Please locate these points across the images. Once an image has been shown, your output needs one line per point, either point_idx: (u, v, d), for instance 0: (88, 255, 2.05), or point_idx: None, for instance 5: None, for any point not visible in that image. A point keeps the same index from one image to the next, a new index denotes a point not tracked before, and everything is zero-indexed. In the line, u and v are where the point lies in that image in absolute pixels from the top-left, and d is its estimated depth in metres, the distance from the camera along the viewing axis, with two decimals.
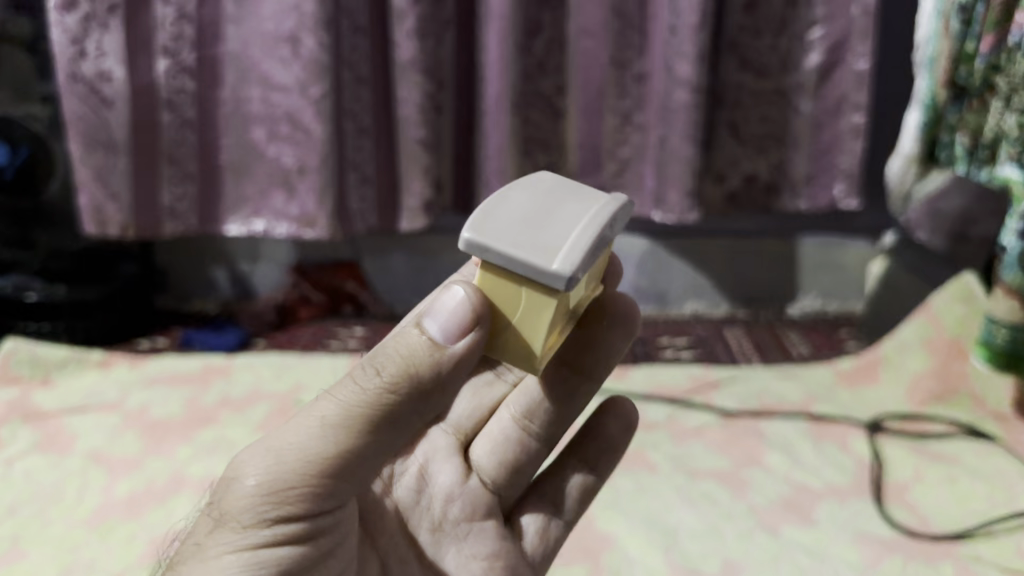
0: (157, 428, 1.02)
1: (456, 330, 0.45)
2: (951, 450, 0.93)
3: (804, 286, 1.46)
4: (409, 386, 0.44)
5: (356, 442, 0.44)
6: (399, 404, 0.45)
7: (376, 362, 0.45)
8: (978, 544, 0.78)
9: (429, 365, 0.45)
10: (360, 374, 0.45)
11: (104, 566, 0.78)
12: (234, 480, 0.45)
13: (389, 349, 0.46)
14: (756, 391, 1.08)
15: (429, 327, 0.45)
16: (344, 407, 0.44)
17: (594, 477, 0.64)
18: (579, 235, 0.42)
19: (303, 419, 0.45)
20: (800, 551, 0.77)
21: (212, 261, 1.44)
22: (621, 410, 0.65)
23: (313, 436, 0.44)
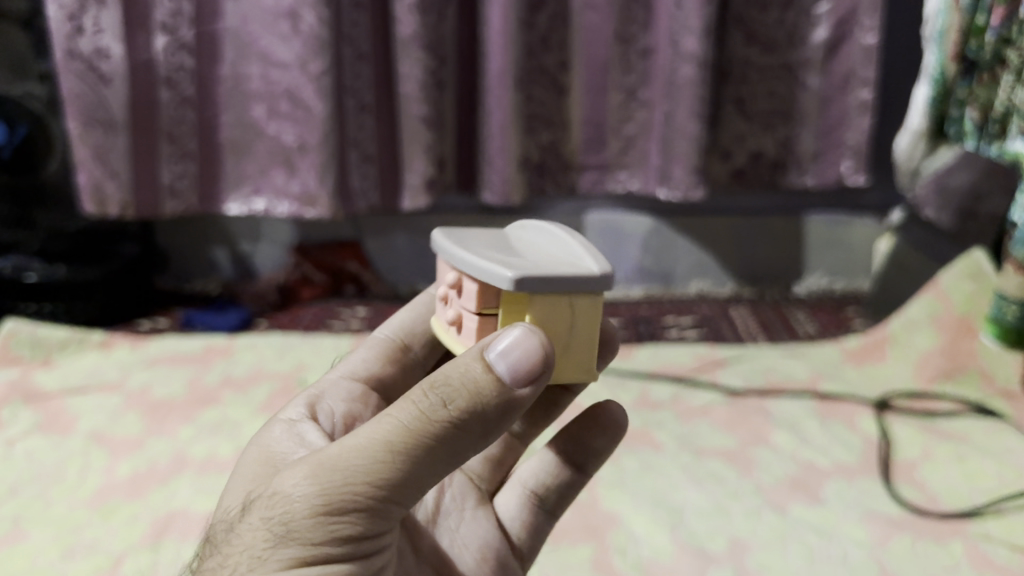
0: (159, 408, 1.01)
1: (526, 369, 0.39)
2: (959, 428, 0.92)
3: (811, 264, 1.44)
4: (476, 423, 0.40)
5: (419, 474, 0.40)
6: (464, 437, 0.40)
7: (440, 389, 0.40)
8: (987, 522, 0.77)
9: (497, 403, 0.40)
10: (421, 399, 0.40)
11: (105, 546, 0.77)
12: (284, 496, 0.39)
13: (451, 375, 0.40)
14: (762, 369, 1.07)
15: (495, 360, 0.40)
16: (409, 438, 0.39)
17: (577, 473, 0.58)
18: (576, 247, 0.46)
19: (359, 439, 0.40)
20: (808, 530, 0.76)
21: (214, 241, 1.43)
22: (613, 416, 0.56)
23: (377, 462, 0.39)
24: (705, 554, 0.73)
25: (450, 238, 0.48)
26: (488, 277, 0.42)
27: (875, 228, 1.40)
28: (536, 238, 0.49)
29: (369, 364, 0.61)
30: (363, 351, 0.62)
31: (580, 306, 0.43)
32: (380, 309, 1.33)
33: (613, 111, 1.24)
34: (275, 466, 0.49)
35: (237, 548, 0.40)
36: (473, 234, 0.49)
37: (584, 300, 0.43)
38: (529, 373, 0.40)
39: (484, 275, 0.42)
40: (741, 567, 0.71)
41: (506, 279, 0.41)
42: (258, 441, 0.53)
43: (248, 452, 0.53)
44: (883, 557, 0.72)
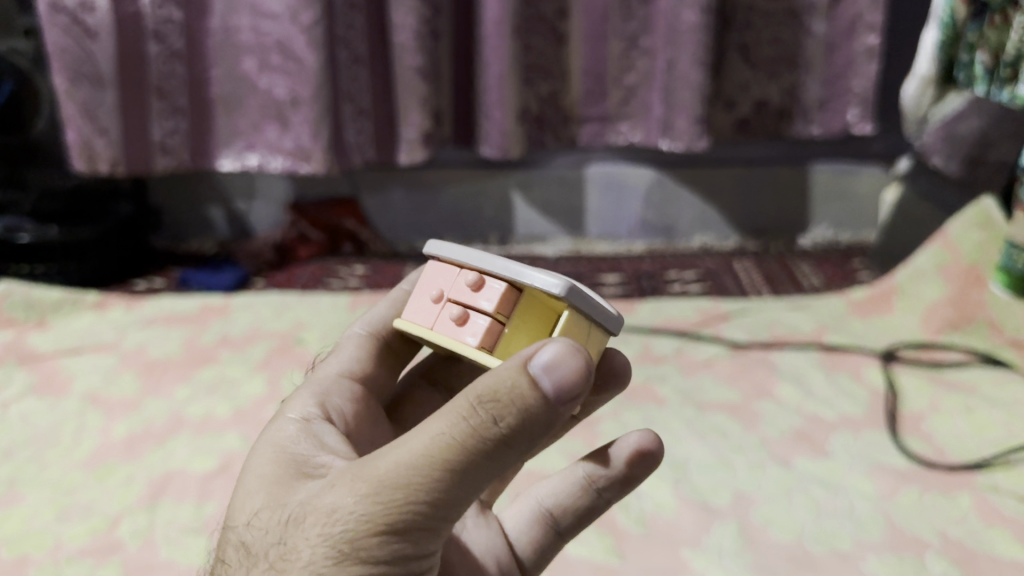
0: (155, 367, 1.00)
1: (571, 386, 0.37)
2: (967, 379, 0.91)
3: (816, 215, 1.41)
4: (525, 437, 0.37)
5: (471, 487, 0.37)
6: (516, 449, 0.37)
7: (489, 405, 0.36)
8: (996, 473, 0.75)
9: (543, 418, 0.37)
10: (470, 414, 0.36)
11: (101, 507, 0.76)
12: (344, 514, 0.37)
13: (497, 389, 0.36)
14: (766, 323, 1.05)
15: (540, 375, 0.37)
16: (464, 456, 0.36)
17: (597, 501, 0.49)
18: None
19: (410, 454, 0.37)
20: (814, 483, 0.74)
21: (208, 199, 1.41)
22: (648, 444, 0.48)
23: (433, 480, 0.36)
24: (708, 509, 0.71)
25: (461, 246, 0.46)
26: (534, 283, 0.41)
27: (882, 177, 1.38)
28: None
29: (360, 361, 0.56)
30: (350, 348, 0.57)
31: (595, 338, 0.45)
32: (378, 267, 1.31)
33: (613, 61, 1.21)
34: (295, 471, 0.43)
35: (293, 566, 0.38)
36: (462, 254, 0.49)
37: (594, 336, 0.45)
38: (575, 388, 0.37)
39: (529, 282, 0.42)
40: (745, 521, 0.70)
41: (560, 287, 0.41)
42: (268, 438, 0.47)
43: (258, 450, 0.46)
44: (890, 509, 0.71)
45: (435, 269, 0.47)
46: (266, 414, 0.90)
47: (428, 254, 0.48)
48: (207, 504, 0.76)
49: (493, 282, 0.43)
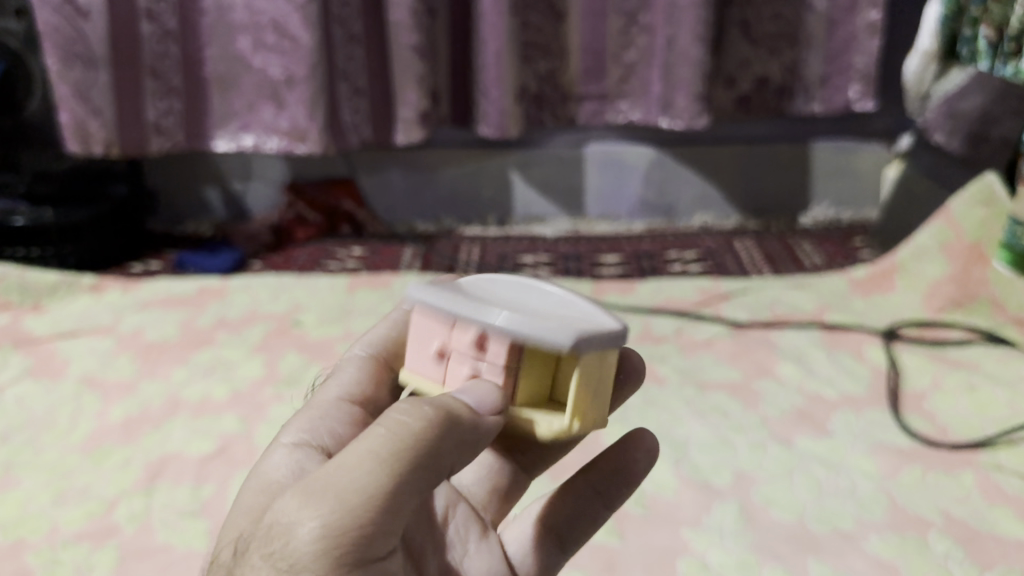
0: (152, 350, 0.99)
1: (489, 398, 0.41)
2: (970, 357, 0.90)
3: (816, 194, 1.40)
4: (451, 434, 0.38)
5: (410, 490, 0.36)
6: (443, 443, 0.37)
7: (406, 408, 0.38)
8: (999, 452, 0.75)
9: (467, 421, 0.39)
10: (390, 418, 0.37)
11: (98, 491, 0.76)
12: (284, 523, 0.35)
13: (417, 406, 0.39)
14: (767, 302, 1.05)
15: (456, 394, 0.40)
16: (396, 443, 0.36)
17: (598, 504, 0.51)
18: (578, 300, 0.45)
19: (340, 458, 0.36)
20: (815, 462, 0.74)
21: (205, 179, 1.40)
22: (645, 444, 0.51)
23: (368, 468, 0.35)
24: (709, 489, 0.71)
25: (444, 298, 0.43)
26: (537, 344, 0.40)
27: (883, 155, 1.37)
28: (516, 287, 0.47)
29: (360, 382, 0.51)
30: (351, 369, 0.52)
31: (610, 361, 0.44)
32: (376, 249, 1.30)
33: (612, 38, 1.20)
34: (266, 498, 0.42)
35: None
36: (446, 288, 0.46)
37: (611, 358, 0.43)
38: None
39: (529, 340, 0.40)
40: (746, 501, 0.69)
41: (564, 341, 0.39)
42: (258, 472, 0.44)
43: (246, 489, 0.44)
44: (892, 488, 0.71)
45: (422, 320, 0.45)
46: (263, 396, 0.89)
47: (411, 300, 0.46)
48: (205, 487, 0.76)
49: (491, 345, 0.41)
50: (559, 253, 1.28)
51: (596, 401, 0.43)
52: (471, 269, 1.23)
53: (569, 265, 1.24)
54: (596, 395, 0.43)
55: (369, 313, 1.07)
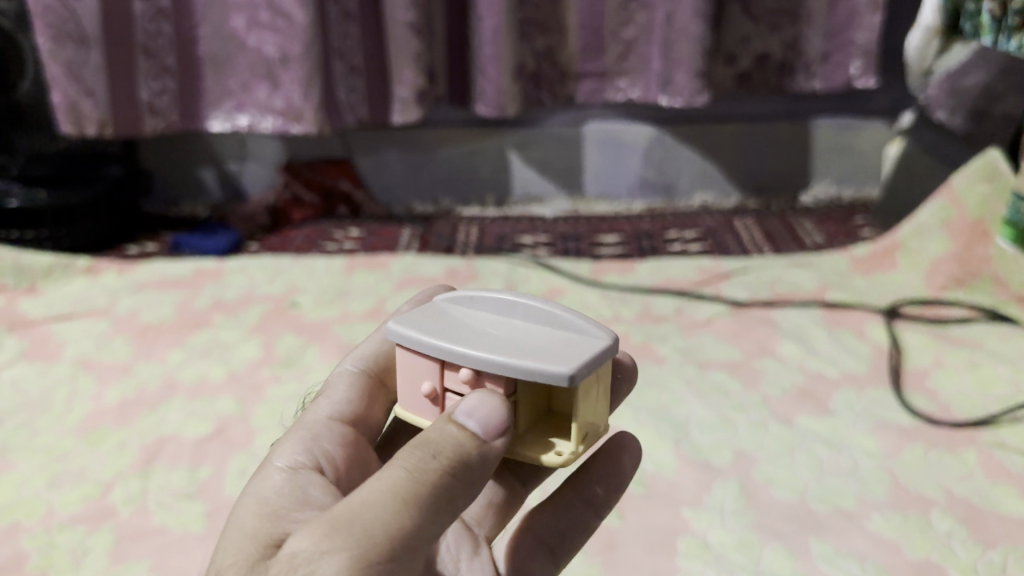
0: (149, 331, 0.98)
1: (497, 423, 0.38)
2: (972, 335, 0.89)
3: (817, 172, 1.39)
4: (466, 475, 0.37)
5: (426, 534, 0.36)
6: (457, 486, 0.37)
7: (424, 445, 0.37)
8: (1002, 430, 0.74)
9: (480, 459, 0.37)
10: (408, 455, 0.36)
11: (93, 474, 0.75)
12: (303, 556, 0.34)
13: (430, 438, 0.37)
14: (767, 281, 1.04)
15: (465, 419, 0.38)
16: (415, 489, 0.35)
17: (587, 510, 0.50)
18: (564, 315, 0.43)
19: (358, 498, 0.35)
20: (816, 441, 0.73)
21: (200, 160, 1.39)
22: (629, 446, 0.51)
23: (389, 514, 0.35)
24: (710, 468, 0.70)
25: (427, 340, 0.41)
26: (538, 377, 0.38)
27: (886, 132, 1.35)
28: (501, 311, 0.45)
29: (351, 402, 0.50)
30: (341, 387, 0.51)
31: (602, 375, 0.42)
32: (373, 229, 1.29)
33: (610, 14, 1.18)
34: (279, 533, 0.39)
35: None
36: (431, 323, 0.43)
37: (604, 375, 0.42)
38: (503, 422, 0.38)
39: (527, 377, 0.38)
40: (747, 480, 0.69)
41: (562, 377, 0.37)
42: (252, 492, 0.42)
43: (240, 503, 0.42)
44: (894, 467, 0.70)
45: (406, 360, 0.43)
46: (260, 378, 0.89)
47: (395, 341, 0.43)
48: (201, 470, 0.75)
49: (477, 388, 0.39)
50: (557, 234, 1.27)
51: (593, 417, 0.42)
52: (469, 250, 1.22)
53: (567, 245, 1.23)
54: (592, 409, 0.42)
55: (366, 294, 1.06)
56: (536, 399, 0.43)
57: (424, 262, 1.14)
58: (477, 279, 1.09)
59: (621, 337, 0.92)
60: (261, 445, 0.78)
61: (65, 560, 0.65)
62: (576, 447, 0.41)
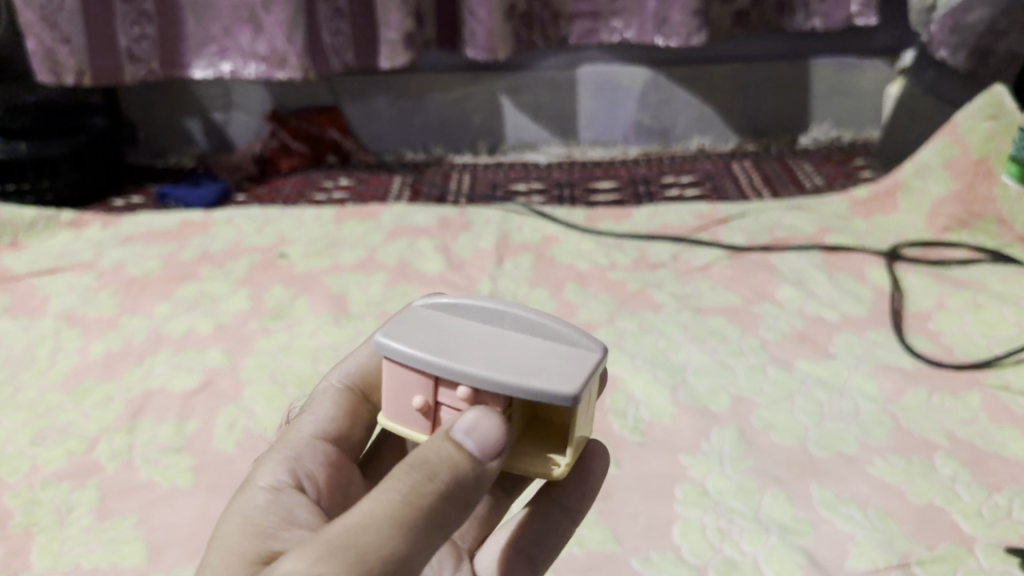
0: (134, 284, 0.96)
1: (495, 444, 0.36)
2: (975, 276, 0.87)
3: (816, 114, 1.36)
4: (459, 500, 0.35)
5: (420, 560, 0.34)
6: (451, 510, 0.35)
7: (420, 466, 0.35)
8: (1006, 372, 0.72)
9: (472, 482, 0.36)
10: (403, 475, 0.34)
11: (78, 429, 0.73)
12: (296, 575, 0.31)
13: (424, 459, 0.35)
14: (766, 225, 1.02)
15: (463, 438, 0.36)
16: (412, 512, 0.33)
17: (563, 518, 0.48)
18: (552, 325, 0.40)
19: (353, 520, 0.33)
20: (815, 385, 0.72)
21: (184, 111, 1.35)
22: (599, 451, 0.46)
23: (387, 536, 0.32)
24: (708, 414, 0.69)
25: (417, 356, 0.38)
26: (540, 398, 0.36)
27: (887, 72, 1.32)
28: (487, 319, 0.41)
29: (335, 421, 0.48)
30: (325, 406, 0.48)
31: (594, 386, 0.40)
32: (363, 179, 1.26)
33: None
34: (266, 552, 0.38)
35: None
36: (418, 334, 0.40)
37: (598, 381, 0.40)
38: (498, 446, 0.36)
39: (527, 396, 0.36)
40: (745, 426, 0.67)
41: (567, 398, 0.36)
42: (236, 513, 0.41)
43: (222, 525, 0.41)
44: (896, 411, 0.68)
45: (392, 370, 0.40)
46: (248, 330, 0.87)
47: (382, 352, 0.40)
48: (189, 423, 0.73)
49: (467, 414, 0.36)
50: (551, 181, 1.24)
51: (584, 424, 0.41)
52: (462, 198, 1.20)
53: (562, 192, 1.21)
54: (586, 414, 0.40)
55: (356, 244, 1.04)
56: (527, 406, 0.41)
57: (416, 211, 1.12)
58: (470, 228, 1.07)
59: (617, 286, 0.91)
60: (249, 398, 0.76)
61: (49, 517, 0.64)
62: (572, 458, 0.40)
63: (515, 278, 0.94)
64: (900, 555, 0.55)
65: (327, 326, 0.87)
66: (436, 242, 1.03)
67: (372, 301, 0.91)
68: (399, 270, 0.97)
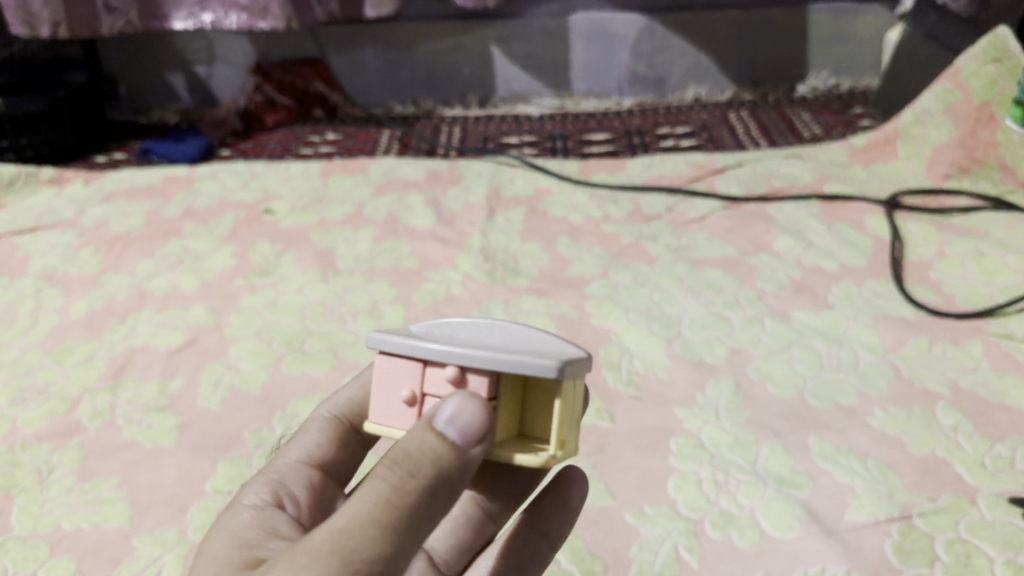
0: (117, 241, 0.94)
1: (479, 430, 0.32)
2: (977, 224, 0.85)
3: (815, 60, 1.33)
4: (446, 494, 0.32)
5: (409, 554, 0.32)
6: (438, 504, 0.32)
7: (403, 462, 0.32)
8: (1009, 320, 0.71)
9: (459, 473, 0.33)
10: (387, 473, 0.32)
11: (59, 388, 0.72)
12: None
13: (409, 451, 0.32)
14: (763, 174, 1.00)
15: (446, 427, 0.32)
16: (396, 512, 0.31)
17: (542, 544, 0.45)
18: (541, 336, 0.38)
19: (334, 526, 0.31)
20: (814, 336, 0.70)
21: (166, 64, 1.32)
22: (578, 478, 0.45)
23: (371, 540, 0.31)
24: (703, 366, 0.67)
25: (401, 343, 0.36)
26: (524, 371, 0.33)
27: (887, 18, 1.29)
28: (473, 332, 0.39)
29: (322, 447, 0.46)
30: (312, 431, 0.46)
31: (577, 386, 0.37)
32: (350, 133, 1.24)
33: None
34: (252, 560, 0.36)
35: None
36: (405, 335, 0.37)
37: (579, 390, 0.37)
38: (485, 434, 0.33)
39: (511, 369, 0.33)
40: (742, 377, 0.66)
41: (550, 369, 0.33)
42: (219, 531, 0.39)
43: (205, 543, 0.39)
44: (896, 361, 0.67)
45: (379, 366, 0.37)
46: (233, 287, 0.85)
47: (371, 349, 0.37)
48: (173, 382, 0.72)
49: (446, 403, 0.33)
50: (544, 133, 1.22)
51: (570, 425, 0.37)
52: (452, 151, 1.17)
53: (554, 144, 1.18)
54: (573, 418, 0.37)
55: (344, 199, 1.02)
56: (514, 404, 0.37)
57: (405, 164, 1.09)
58: (461, 181, 1.05)
59: (611, 239, 0.89)
60: (235, 355, 0.75)
61: (29, 479, 0.62)
62: (558, 450, 0.35)
63: (507, 232, 0.92)
64: (900, 507, 0.53)
65: (314, 282, 0.85)
66: (425, 196, 1.01)
67: (360, 256, 0.89)
68: (388, 226, 0.95)
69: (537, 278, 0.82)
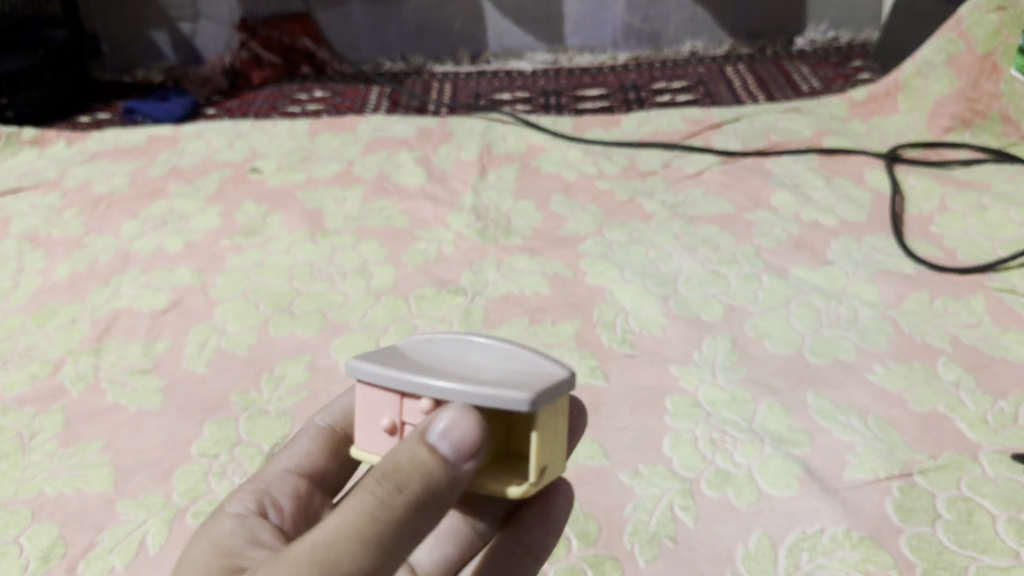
0: (100, 202, 0.92)
1: (471, 446, 0.31)
2: (979, 176, 0.84)
3: (814, 14, 1.30)
4: (435, 509, 0.31)
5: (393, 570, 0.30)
6: (425, 520, 0.31)
7: (391, 476, 0.30)
8: (1011, 275, 0.69)
9: (448, 488, 0.31)
10: (374, 486, 0.30)
11: (42, 351, 0.70)
12: None
13: (397, 464, 0.31)
14: (760, 129, 0.97)
15: (437, 440, 0.31)
16: (382, 526, 0.30)
17: (528, 558, 0.42)
18: (523, 353, 0.36)
19: (316, 538, 0.30)
20: (813, 292, 0.68)
21: (149, 21, 1.29)
22: (565, 488, 0.42)
23: (353, 553, 0.29)
24: (698, 323, 0.66)
25: (378, 372, 0.34)
26: (497, 405, 0.31)
27: None
28: (454, 351, 0.37)
29: (314, 457, 0.44)
30: (302, 442, 0.44)
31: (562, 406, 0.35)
32: (338, 91, 1.21)
33: None
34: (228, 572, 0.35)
35: None
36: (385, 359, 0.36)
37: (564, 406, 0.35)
38: (477, 450, 0.31)
39: (486, 403, 0.31)
40: (739, 335, 0.64)
41: (522, 403, 0.31)
42: (202, 537, 0.38)
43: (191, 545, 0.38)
44: (896, 316, 0.65)
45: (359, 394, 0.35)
46: (219, 247, 0.83)
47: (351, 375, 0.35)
48: (157, 344, 0.70)
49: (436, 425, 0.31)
50: (536, 89, 1.19)
51: (557, 449, 0.35)
52: (443, 108, 1.15)
53: (548, 101, 1.16)
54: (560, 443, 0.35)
55: (331, 157, 1.00)
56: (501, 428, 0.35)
57: (394, 121, 1.07)
58: (452, 139, 1.02)
59: (605, 196, 0.87)
60: (221, 317, 0.73)
61: (11, 444, 0.61)
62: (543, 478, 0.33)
63: (499, 190, 0.90)
64: (901, 465, 0.52)
65: (303, 242, 0.83)
66: (416, 154, 0.99)
67: (349, 216, 0.87)
68: (377, 184, 0.93)
69: (529, 236, 0.80)
